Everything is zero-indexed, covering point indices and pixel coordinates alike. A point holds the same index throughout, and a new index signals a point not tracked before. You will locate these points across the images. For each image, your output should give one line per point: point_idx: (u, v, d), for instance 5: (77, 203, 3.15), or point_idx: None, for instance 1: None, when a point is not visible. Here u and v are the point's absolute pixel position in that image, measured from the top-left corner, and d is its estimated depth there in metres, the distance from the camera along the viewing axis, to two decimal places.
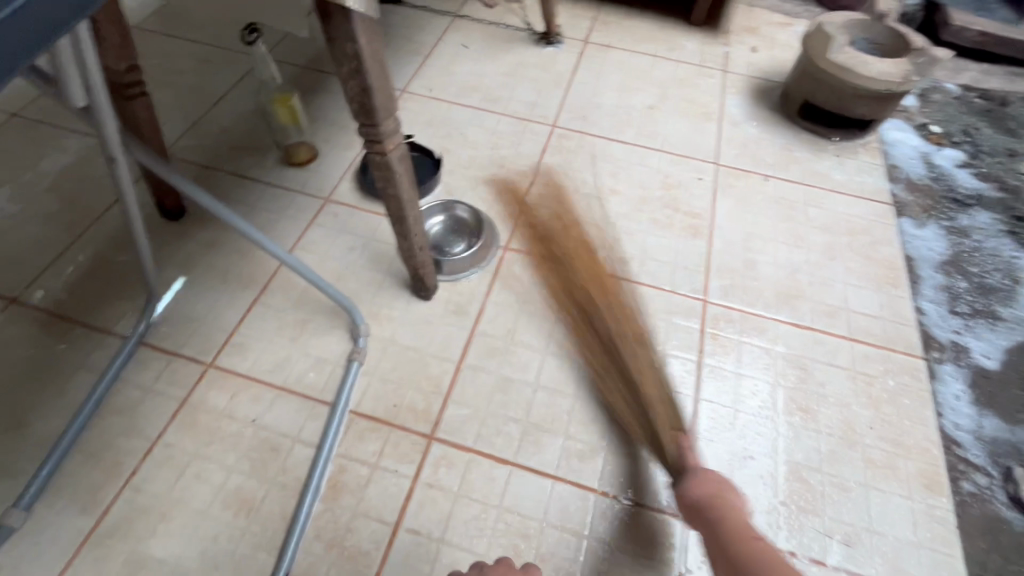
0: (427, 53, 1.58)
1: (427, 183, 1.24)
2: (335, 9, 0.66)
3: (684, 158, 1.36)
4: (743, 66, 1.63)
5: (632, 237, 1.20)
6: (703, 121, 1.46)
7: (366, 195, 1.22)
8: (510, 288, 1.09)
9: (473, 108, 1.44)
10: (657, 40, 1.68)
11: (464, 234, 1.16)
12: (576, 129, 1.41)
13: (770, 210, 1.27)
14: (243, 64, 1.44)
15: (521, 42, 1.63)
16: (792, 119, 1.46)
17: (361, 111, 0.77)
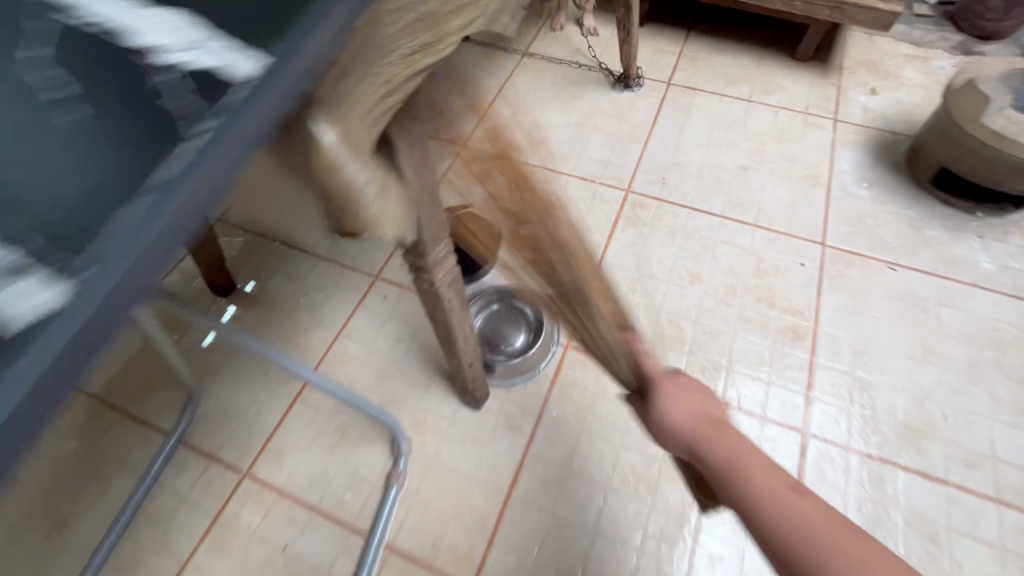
0: (491, 100, 1.46)
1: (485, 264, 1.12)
2: None
3: (784, 237, 1.15)
4: (860, 113, 1.37)
5: (714, 339, 1.03)
6: (807, 186, 1.24)
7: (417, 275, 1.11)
8: (569, 400, 0.96)
9: (537, 168, 1.31)
10: (754, 81, 1.46)
11: (522, 325, 1.04)
12: (652, 196, 1.24)
13: (891, 311, 1.05)
14: None
15: (595, 86, 1.47)
16: (924, 188, 1.21)
17: (410, 243, 0.65)
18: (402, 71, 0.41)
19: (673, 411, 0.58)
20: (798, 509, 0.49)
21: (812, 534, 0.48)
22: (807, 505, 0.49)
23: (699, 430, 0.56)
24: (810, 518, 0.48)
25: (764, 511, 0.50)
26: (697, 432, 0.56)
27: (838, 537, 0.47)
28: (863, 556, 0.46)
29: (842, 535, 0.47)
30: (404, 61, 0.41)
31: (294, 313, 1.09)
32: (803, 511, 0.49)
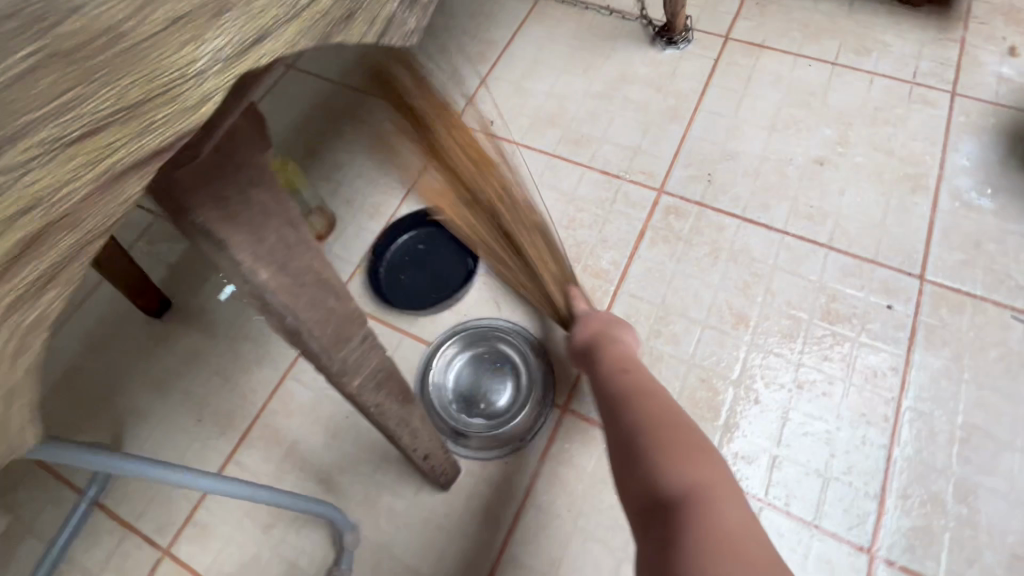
0: (496, 59, 1.16)
1: (460, 287, 0.89)
2: (196, 233, 0.32)
3: (867, 266, 0.86)
4: (992, 83, 1.00)
5: (759, 409, 0.78)
6: (904, 191, 0.92)
7: (380, 306, 0.91)
8: (561, 485, 0.76)
9: (547, 155, 1.03)
10: (844, 34, 1.09)
11: (508, 375, 0.83)
12: (691, 199, 0.95)
13: (1011, 382, 0.77)
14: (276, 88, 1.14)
15: (629, 41, 1.14)
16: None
17: (310, 358, 0.43)
18: (75, 170, 0.23)
19: (579, 326, 0.66)
20: (648, 396, 0.55)
21: (633, 393, 0.56)
22: (644, 382, 0.57)
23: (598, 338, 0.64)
24: (643, 386, 0.56)
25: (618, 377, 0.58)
26: (586, 337, 0.64)
27: (653, 404, 0.54)
28: (673, 420, 0.52)
29: (659, 402, 0.55)
30: (58, 157, 0.23)
31: (236, 343, 0.87)
32: (637, 381, 0.57)
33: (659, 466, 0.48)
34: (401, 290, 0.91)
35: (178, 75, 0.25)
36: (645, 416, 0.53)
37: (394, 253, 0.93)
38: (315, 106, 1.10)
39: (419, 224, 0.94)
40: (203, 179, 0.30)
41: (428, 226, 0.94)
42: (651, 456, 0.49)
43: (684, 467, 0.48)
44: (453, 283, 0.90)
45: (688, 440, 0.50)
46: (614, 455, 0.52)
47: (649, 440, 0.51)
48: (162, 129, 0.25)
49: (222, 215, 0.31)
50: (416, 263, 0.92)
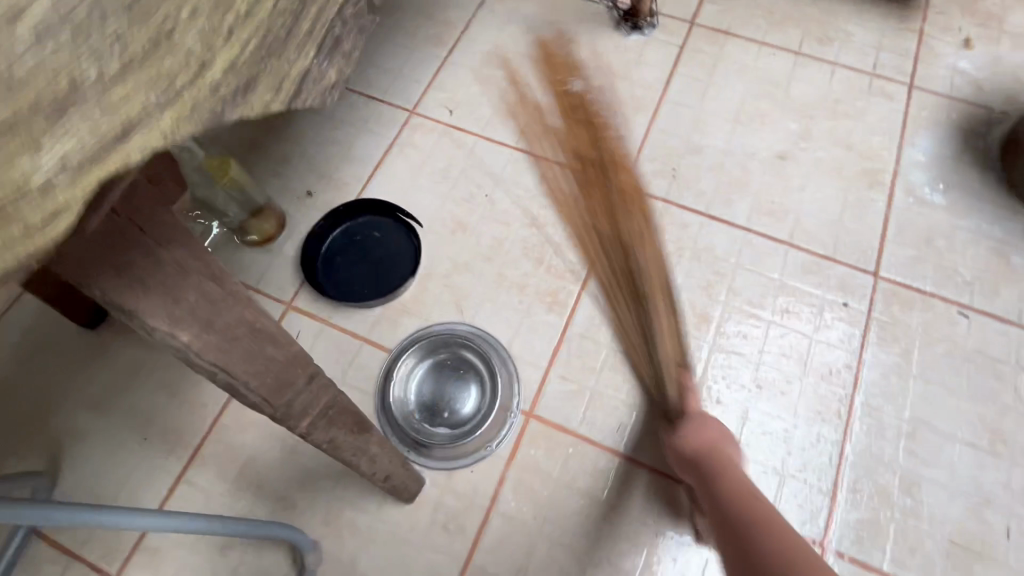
0: (454, 43, 1.10)
1: (402, 281, 0.89)
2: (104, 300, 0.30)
3: (825, 264, 0.88)
4: (947, 76, 1.01)
5: (721, 409, 0.79)
6: (862, 186, 0.93)
7: (305, 287, 0.89)
8: (528, 492, 0.76)
9: (509, 148, 0.99)
10: (807, 22, 1.08)
11: (471, 382, 0.82)
12: (656, 195, 0.94)
13: (954, 377, 0.80)
14: None
15: (593, 25, 1.09)
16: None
17: (256, 407, 0.40)
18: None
19: (693, 437, 0.70)
20: (775, 532, 0.58)
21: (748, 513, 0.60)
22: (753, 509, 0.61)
23: (706, 452, 0.69)
24: (766, 517, 0.60)
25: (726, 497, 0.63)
26: (700, 453, 0.69)
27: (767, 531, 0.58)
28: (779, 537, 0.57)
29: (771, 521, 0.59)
30: None
31: None
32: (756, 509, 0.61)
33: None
34: (333, 275, 0.90)
35: (32, 181, 0.26)
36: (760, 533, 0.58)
37: (336, 235, 0.92)
38: None
39: (363, 217, 0.93)
40: (99, 252, 0.29)
41: (373, 219, 0.93)
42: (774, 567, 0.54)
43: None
44: (396, 278, 0.89)
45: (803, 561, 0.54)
46: (736, 566, 0.57)
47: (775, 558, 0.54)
48: (25, 242, 0.25)
49: (131, 284, 0.30)
50: (359, 253, 0.91)
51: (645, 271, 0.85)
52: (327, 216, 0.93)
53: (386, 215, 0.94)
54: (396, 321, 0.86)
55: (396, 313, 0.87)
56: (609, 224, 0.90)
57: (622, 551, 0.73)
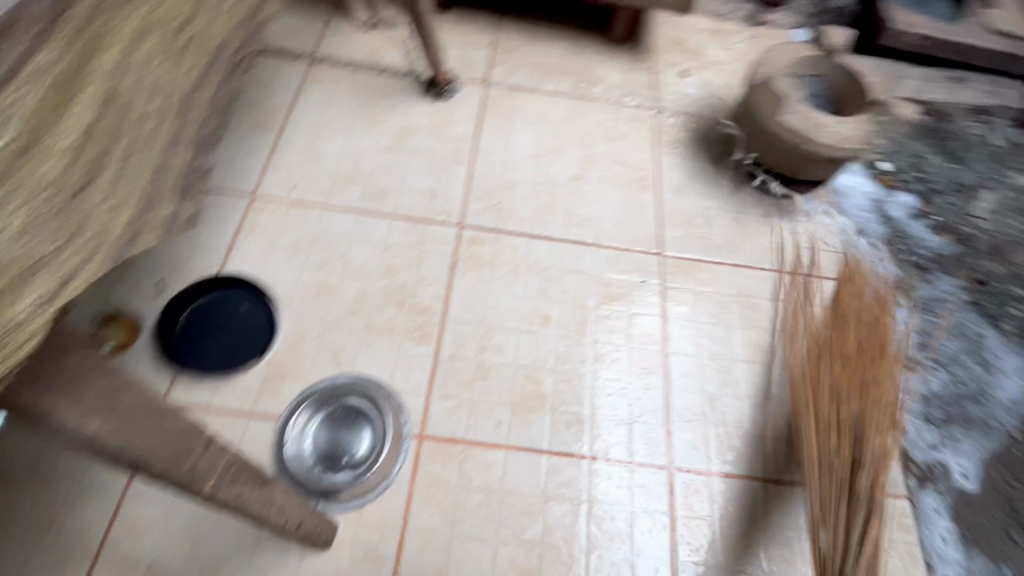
0: (282, 128, 1.20)
1: (265, 346, 0.95)
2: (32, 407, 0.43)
3: (625, 254, 1.12)
4: (676, 99, 1.36)
5: (574, 386, 0.98)
6: (638, 190, 1.21)
7: (177, 371, 0.91)
8: (434, 502, 0.86)
9: (352, 213, 1.11)
10: (573, 72, 1.37)
11: (363, 426, 0.90)
12: (487, 228, 1.12)
13: (727, 316, 1.08)
14: None
15: (404, 96, 1.27)
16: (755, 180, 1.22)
17: (161, 478, 0.47)
18: None
19: None
20: None
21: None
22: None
23: None
24: None
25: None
26: None
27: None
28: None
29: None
30: None
31: (52, 482, 0.79)
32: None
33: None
34: (193, 355, 0.93)
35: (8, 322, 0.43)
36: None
37: (188, 318, 0.96)
38: None
39: (215, 296, 0.98)
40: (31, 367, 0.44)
41: (224, 295, 0.99)
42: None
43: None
44: (257, 343, 0.95)
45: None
46: None
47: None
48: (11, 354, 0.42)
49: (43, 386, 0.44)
50: (217, 330, 0.95)
51: (876, 453, 0.69)
52: (178, 303, 0.97)
53: (239, 289, 1.00)
54: (278, 388, 0.92)
55: (276, 381, 0.92)
56: (822, 423, 0.74)
57: (523, 525, 0.86)
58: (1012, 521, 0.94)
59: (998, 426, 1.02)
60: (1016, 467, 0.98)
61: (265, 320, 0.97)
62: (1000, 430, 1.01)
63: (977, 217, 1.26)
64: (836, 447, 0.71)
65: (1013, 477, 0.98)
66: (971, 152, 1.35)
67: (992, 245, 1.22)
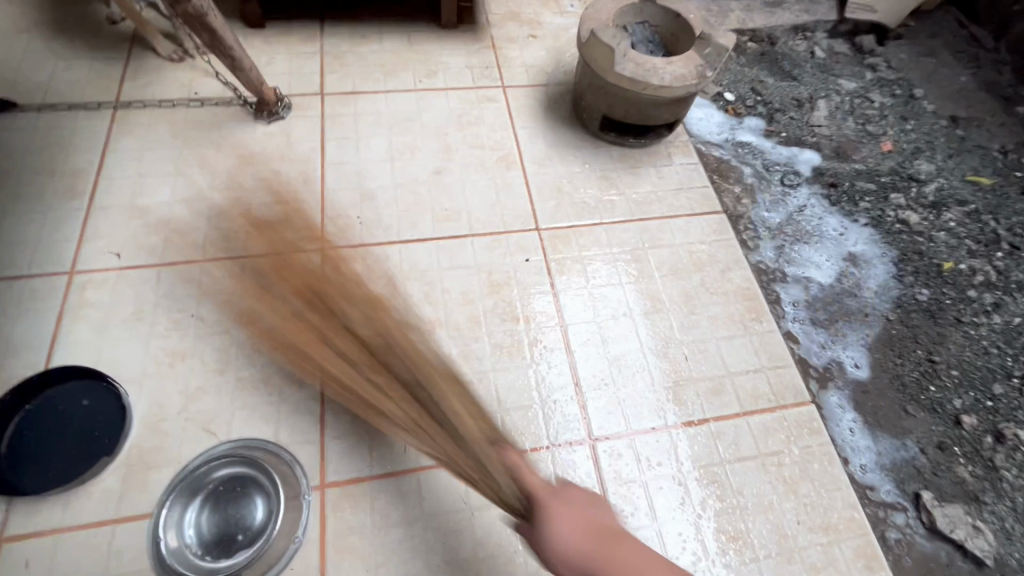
0: (93, 188, 1.05)
1: (116, 437, 0.82)
2: None
3: (501, 237, 1.08)
4: (523, 71, 1.33)
5: (477, 385, 0.93)
6: (502, 170, 1.17)
7: (13, 499, 0.77)
8: (351, 553, 0.79)
9: (196, 264, 0.99)
10: (412, 65, 1.31)
11: (253, 494, 0.80)
12: (352, 245, 1.04)
13: (614, 273, 1.07)
14: None
15: (232, 124, 1.16)
16: (621, 138, 1.22)
17: None
18: None
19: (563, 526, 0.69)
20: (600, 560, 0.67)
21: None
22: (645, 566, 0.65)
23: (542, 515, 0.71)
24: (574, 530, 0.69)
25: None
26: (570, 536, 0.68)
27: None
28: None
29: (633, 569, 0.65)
30: None
31: None
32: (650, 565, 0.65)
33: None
34: (28, 471, 0.79)
35: None
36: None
37: (13, 430, 0.81)
38: None
39: (39, 396, 0.84)
40: None
41: (51, 392, 0.84)
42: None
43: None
44: (105, 437, 0.82)
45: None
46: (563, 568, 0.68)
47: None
48: None
49: None
50: (53, 435, 0.81)
51: (716, 402, 0.96)
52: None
53: (68, 381, 0.85)
54: (144, 481, 0.80)
55: (141, 473, 0.80)
56: (386, 380, 0.82)
57: (452, 546, 0.81)
58: (905, 396, 1.00)
59: (875, 312, 1.08)
60: (899, 345, 1.05)
61: (110, 408, 0.84)
62: (878, 315, 1.08)
63: (819, 125, 1.34)
64: (403, 406, 0.80)
65: (898, 354, 1.04)
66: (800, 67, 1.44)
67: (837, 148, 1.30)
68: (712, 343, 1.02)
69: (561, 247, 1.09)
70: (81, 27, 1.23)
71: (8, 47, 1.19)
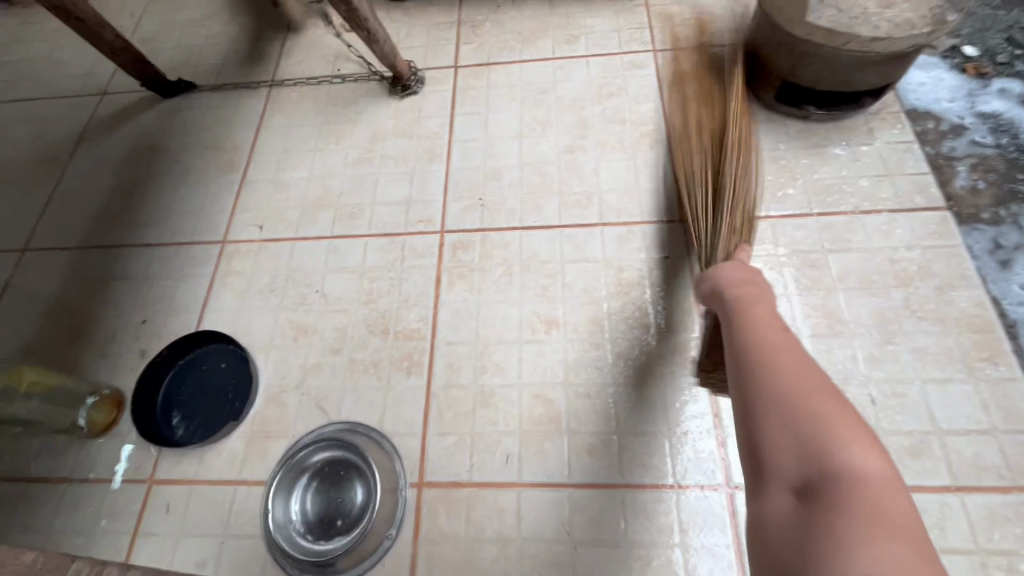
0: (247, 162, 1.12)
1: (245, 402, 0.87)
2: None
3: (637, 228, 0.93)
4: (680, 31, 1.13)
5: (596, 400, 0.81)
6: (646, 148, 1.01)
7: (162, 445, 0.85)
8: (441, 563, 0.74)
9: (325, 240, 1.00)
10: (553, 30, 1.18)
11: (354, 480, 0.79)
12: (471, 228, 0.97)
13: (779, 279, 0.86)
14: (21, 282, 1.05)
15: (369, 101, 1.15)
16: (802, 109, 0.97)
17: None
18: None
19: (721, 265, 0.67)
20: (796, 384, 0.50)
21: (764, 344, 0.54)
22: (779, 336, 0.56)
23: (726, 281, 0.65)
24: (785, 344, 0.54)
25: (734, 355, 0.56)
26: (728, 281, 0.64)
27: (792, 363, 0.52)
28: (812, 370, 0.51)
29: (802, 361, 0.52)
30: None
31: None
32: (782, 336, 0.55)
33: (842, 558, 0.38)
34: (176, 422, 0.87)
35: None
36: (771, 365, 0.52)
37: (168, 381, 0.90)
38: (71, 285, 1.03)
39: (188, 353, 0.92)
40: None
41: (197, 351, 0.92)
42: (816, 426, 0.46)
43: (859, 447, 0.44)
44: (236, 400, 0.87)
45: (841, 412, 0.47)
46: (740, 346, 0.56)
47: (781, 407, 0.48)
48: None
49: None
50: (197, 392, 0.89)
51: (913, 465, 0.72)
52: (155, 367, 0.91)
53: (212, 342, 0.92)
54: (263, 449, 0.83)
55: (260, 442, 0.84)
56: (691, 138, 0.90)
57: None
58: None
59: None
60: None
61: (241, 372, 0.89)
62: None
63: None
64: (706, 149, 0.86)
65: None
66: None
67: None
68: (914, 384, 0.76)
69: None
70: (249, 11, 1.32)
71: (194, 33, 1.32)
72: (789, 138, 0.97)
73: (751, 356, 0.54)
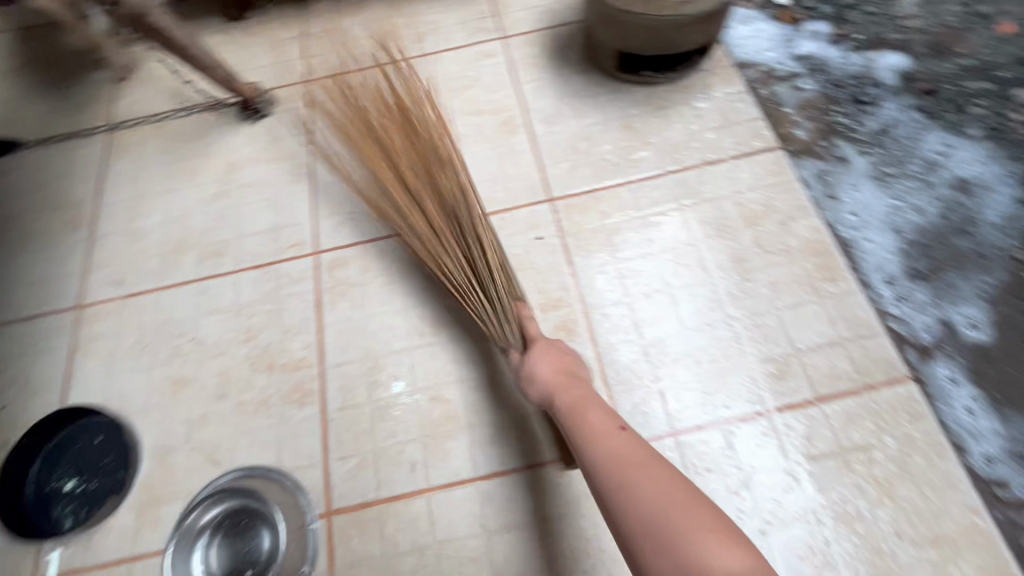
0: (93, 216, 1.04)
1: (127, 472, 0.81)
2: None
3: (507, 215, 0.94)
4: (524, 16, 1.15)
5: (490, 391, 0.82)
6: (505, 135, 1.02)
7: (40, 538, 0.78)
8: None
9: (193, 284, 0.95)
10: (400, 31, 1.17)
11: (258, 527, 0.77)
12: (344, 243, 0.95)
13: (643, 240, 0.90)
14: None
15: (220, 130, 1.09)
16: (642, 75, 1.02)
17: None
18: None
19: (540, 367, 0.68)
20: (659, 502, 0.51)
21: (618, 463, 0.56)
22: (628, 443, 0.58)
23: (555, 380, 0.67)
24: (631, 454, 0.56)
25: (604, 490, 0.55)
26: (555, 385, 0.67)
27: (647, 476, 0.54)
28: (659, 473, 0.54)
29: (654, 468, 0.55)
30: None
31: None
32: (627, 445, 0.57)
33: None
34: (53, 510, 0.80)
35: None
36: (633, 490, 0.53)
37: (37, 469, 0.83)
38: None
39: (55, 434, 0.84)
40: None
41: (65, 429, 0.85)
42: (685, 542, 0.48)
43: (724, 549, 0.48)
44: (117, 471, 0.81)
45: (698, 514, 0.51)
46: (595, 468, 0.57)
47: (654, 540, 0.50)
48: None
49: None
50: (71, 473, 0.82)
51: (780, 387, 0.78)
52: (20, 456, 0.83)
53: (81, 416, 0.85)
54: (156, 516, 0.78)
55: (153, 509, 0.79)
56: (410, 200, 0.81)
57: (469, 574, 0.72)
58: None
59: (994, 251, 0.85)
60: None
61: (119, 441, 0.83)
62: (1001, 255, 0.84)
63: (907, 18, 1.05)
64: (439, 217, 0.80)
65: None
66: None
67: (932, 43, 1.02)
68: (772, 314, 0.83)
69: (577, 218, 0.93)
70: (71, 53, 1.22)
71: (9, 85, 1.20)
72: (636, 105, 1.02)
73: (612, 483, 0.55)
